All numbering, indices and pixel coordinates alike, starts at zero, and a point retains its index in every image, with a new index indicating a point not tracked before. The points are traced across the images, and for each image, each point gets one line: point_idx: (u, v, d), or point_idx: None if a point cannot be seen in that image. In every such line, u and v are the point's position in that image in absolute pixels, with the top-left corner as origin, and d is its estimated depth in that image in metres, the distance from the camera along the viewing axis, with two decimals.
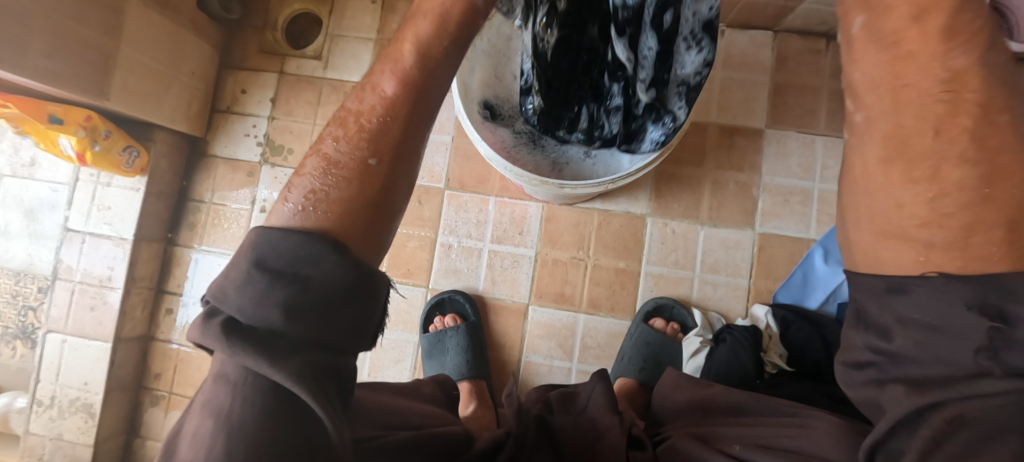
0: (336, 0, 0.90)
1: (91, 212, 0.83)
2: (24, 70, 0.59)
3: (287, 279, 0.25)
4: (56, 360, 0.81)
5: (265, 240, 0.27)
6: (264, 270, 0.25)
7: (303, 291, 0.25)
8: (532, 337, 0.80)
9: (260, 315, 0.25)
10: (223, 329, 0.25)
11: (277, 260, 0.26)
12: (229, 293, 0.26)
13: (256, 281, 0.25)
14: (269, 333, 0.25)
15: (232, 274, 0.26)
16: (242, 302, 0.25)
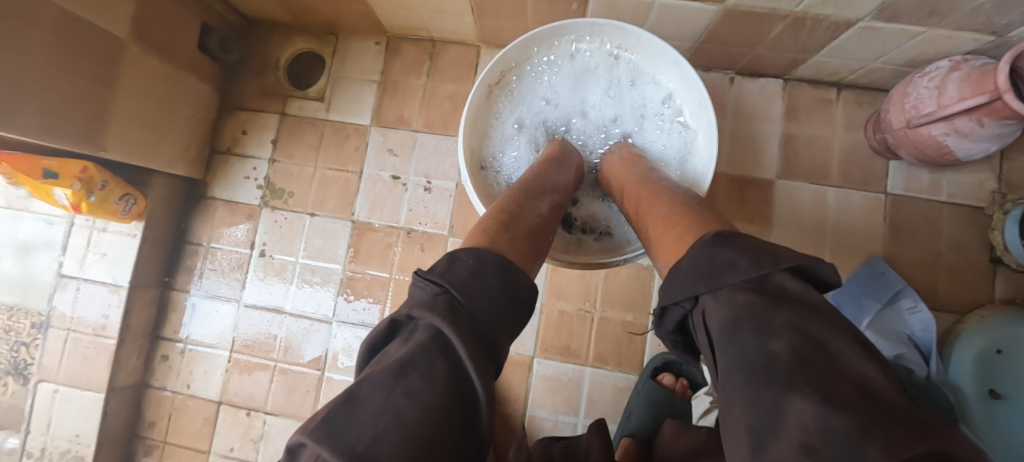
0: (339, 41, 0.89)
1: (86, 259, 0.81)
2: (17, 128, 0.57)
3: (499, 289, 0.35)
4: (47, 411, 0.79)
5: (480, 255, 0.37)
6: (482, 276, 0.35)
7: (504, 304, 0.35)
8: (536, 392, 0.78)
9: (478, 306, 0.33)
10: (451, 301, 0.31)
11: (493, 273, 0.36)
12: (456, 278, 0.34)
13: (476, 281, 0.34)
14: (478, 322, 0.32)
15: (456, 268, 0.35)
16: (463, 290, 0.33)
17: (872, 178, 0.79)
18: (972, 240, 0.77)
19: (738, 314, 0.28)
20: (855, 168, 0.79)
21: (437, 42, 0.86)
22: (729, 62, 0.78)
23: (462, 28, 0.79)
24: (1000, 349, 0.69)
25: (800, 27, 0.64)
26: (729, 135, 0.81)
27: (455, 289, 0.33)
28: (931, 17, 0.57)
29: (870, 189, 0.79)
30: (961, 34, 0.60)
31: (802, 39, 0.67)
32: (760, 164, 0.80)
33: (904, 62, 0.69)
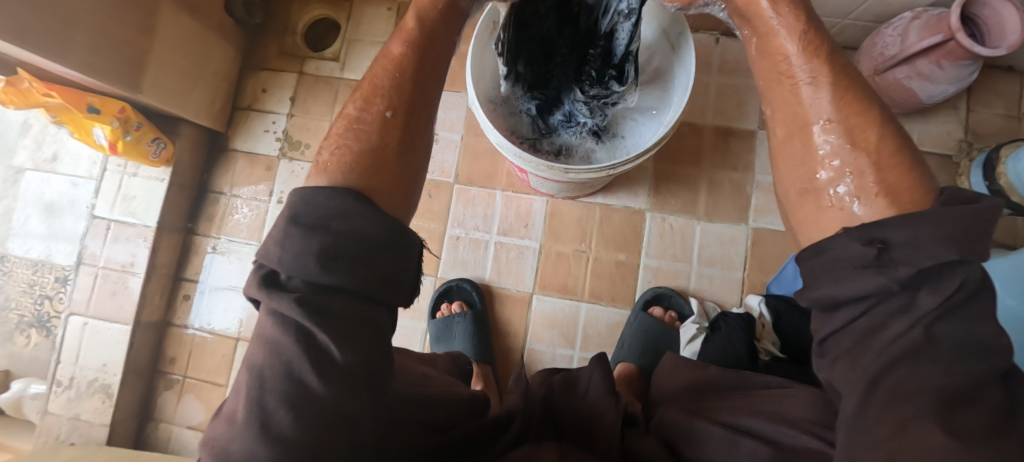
0: (353, 7, 0.95)
1: (117, 202, 0.87)
2: (68, 62, 0.63)
3: (321, 230, 0.28)
4: (77, 342, 0.85)
5: (301, 198, 0.30)
6: (300, 226, 0.28)
7: (339, 241, 0.28)
8: (535, 326, 0.83)
9: (297, 267, 0.27)
10: (266, 282, 0.28)
11: (315, 212, 0.29)
12: (269, 249, 0.29)
13: (293, 233, 0.28)
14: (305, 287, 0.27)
15: (273, 234, 0.29)
16: (278, 259, 0.28)
17: None
18: None
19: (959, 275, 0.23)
20: None
21: None
22: (715, 23, 0.85)
23: None
24: None
25: None
26: (715, 90, 0.87)
27: (271, 265, 0.28)
28: None
29: None
30: None
31: None
32: (744, 117, 0.86)
33: (873, 18, 0.76)
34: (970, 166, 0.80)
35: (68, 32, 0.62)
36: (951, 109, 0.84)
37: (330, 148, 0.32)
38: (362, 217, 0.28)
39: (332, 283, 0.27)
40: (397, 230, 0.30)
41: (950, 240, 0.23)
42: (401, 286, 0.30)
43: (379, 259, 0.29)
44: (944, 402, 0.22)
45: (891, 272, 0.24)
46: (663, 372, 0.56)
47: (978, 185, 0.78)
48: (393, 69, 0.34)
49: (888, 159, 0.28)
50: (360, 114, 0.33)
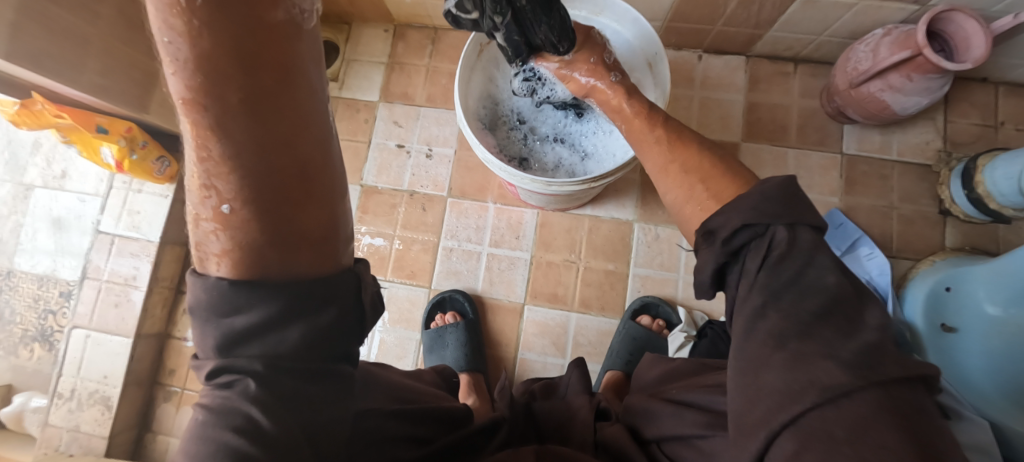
0: (352, 29, 1.00)
1: (122, 216, 0.90)
2: (79, 85, 0.67)
3: (218, 313, 0.25)
4: (79, 354, 0.87)
5: (193, 282, 0.25)
6: (202, 311, 0.25)
7: (240, 319, 0.25)
8: (527, 335, 0.84)
9: (211, 349, 0.26)
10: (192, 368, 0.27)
11: (208, 305, 0.25)
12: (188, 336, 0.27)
13: (198, 325, 0.26)
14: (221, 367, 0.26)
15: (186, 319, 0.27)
16: (197, 345, 0.27)
17: (828, 140, 0.88)
18: (922, 194, 0.86)
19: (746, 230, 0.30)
20: (813, 132, 0.88)
21: (440, 28, 0.97)
22: (696, 41, 0.88)
23: None
24: (949, 286, 0.75)
25: (749, 2, 0.74)
26: (698, 104, 0.90)
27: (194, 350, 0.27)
28: None
29: (827, 149, 0.88)
30: (887, 4, 0.70)
31: (755, 14, 0.77)
32: (727, 130, 0.89)
33: (847, 34, 0.79)
34: (950, 175, 0.82)
35: (80, 58, 0.66)
36: (928, 120, 0.86)
37: (210, 253, 0.25)
38: (257, 297, 0.25)
39: (246, 358, 0.26)
40: (315, 282, 0.27)
41: (751, 212, 0.30)
42: (339, 331, 0.29)
43: (291, 323, 0.26)
44: (777, 340, 0.26)
45: (715, 248, 0.31)
46: (641, 369, 0.59)
47: (958, 194, 0.81)
48: (210, 153, 0.21)
49: (719, 176, 0.35)
50: (209, 211, 0.23)
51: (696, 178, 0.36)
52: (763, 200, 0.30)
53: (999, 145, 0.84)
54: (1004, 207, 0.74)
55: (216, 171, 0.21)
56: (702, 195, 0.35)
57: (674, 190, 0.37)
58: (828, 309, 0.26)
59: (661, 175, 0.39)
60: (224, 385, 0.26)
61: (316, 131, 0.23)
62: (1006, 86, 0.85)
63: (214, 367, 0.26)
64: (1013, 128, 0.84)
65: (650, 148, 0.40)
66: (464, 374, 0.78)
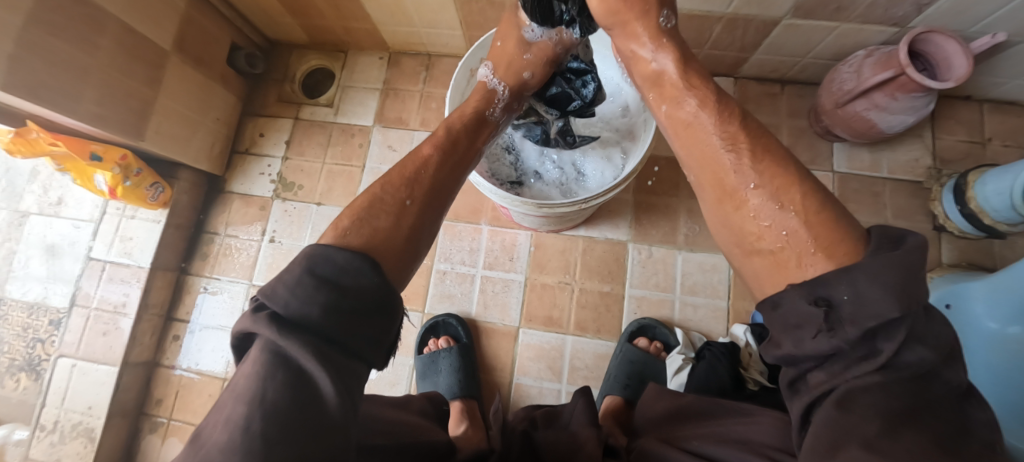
0: (348, 56, 1.02)
1: (114, 243, 0.90)
2: (76, 114, 0.68)
3: (330, 286, 0.32)
4: (64, 384, 0.85)
5: (312, 251, 0.34)
6: (314, 275, 0.32)
7: (342, 296, 0.32)
8: (522, 359, 0.83)
9: (302, 312, 0.31)
10: (269, 319, 0.31)
11: (328, 269, 0.33)
12: (277, 289, 0.32)
13: (296, 285, 0.31)
14: (306, 328, 0.31)
15: (284, 276, 0.32)
16: (281, 306, 0.31)
17: (819, 159, 0.89)
18: (915, 210, 0.86)
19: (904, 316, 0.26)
20: (804, 151, 0.89)
21: (433, 55, 1.00)
22: None
23: (454, 42, 0.93)
24: (948, 304, 0.73)
25: (733, 26, 0.76)
26: None
27: (276, 304, 0.32)
28: (837, 13, 0.70)
29: (819, 168, 0.88)
30: (867, 27, 0.72)
31: (739, 38, 0.80)
32: None
33: (830, 55, 0.81)
34: (941, 191, 0.83)
35: (77, 88, 0.67)
36: (916, 138, 0.87)
37: (352, 219, 0.38)
38: (367, 280, 0.33)
39: (326, 329, 0.31)
40: (390, 297, 0.35)
41: (898, 298, 0.26)
42: (380, 346, 0.34)
43: (368, 322, 0.33)
44: (884, 425, 0.25)
45: (840, 333, 0.27)
46: (646, 401, 0.59)
47: (951, 209, 0.81)
48: (421, 164, 0.43)
49: (815, 214, 0.33)
50: (388, 197, 0.40)
51: (802, 219, 0.33)
52: (887, 262, 0.27)
53: (988, 162, 0.84)
54: (997, 223, 0.74)
55: (408, 177, 0.42)
56: (808, 237, 0.32)
57: (750, 219, 0.36)
58: (933, 406, 0.26)
59: (726, 198, 0.37)
60: (297, 353, 0.30)
61: (452, 173, 0.45)
62: (991, 103, 0.87)
63: (295, 331, 0.30)
64: (1000, 144, 0.85)
65: (723, 159, 0.37)
66: (457, 401, 0.76)
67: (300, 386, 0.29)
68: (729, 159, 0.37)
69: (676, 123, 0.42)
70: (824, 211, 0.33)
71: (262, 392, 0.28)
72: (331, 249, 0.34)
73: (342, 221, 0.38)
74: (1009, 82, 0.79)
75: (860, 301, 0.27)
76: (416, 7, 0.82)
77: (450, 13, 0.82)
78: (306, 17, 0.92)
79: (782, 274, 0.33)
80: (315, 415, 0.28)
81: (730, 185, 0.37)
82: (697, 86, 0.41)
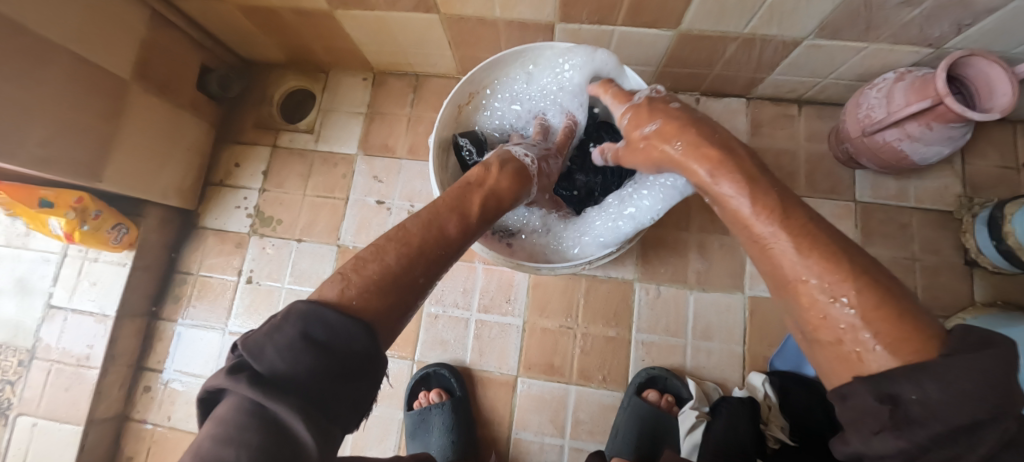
0: (329, 77, 0.95)
1: (76, 288, 0.83)
2: (18, 159, 0.61)
3: (322, 347, 0.30)
4: (24, 445, 0.78)
5: (306, 307, 0.32)
6: (307, 338, 0.30)
7: (330, 357, 0.30)
8: (521, 412, 0.76)
9: (286, 373, 0.29)
10: (250, 379, 0.29)
11: (323, 329, 0.31)
12: (263, 345, 0.30)
13: (286, 343, 0.30)
14: (288, 391, 0.29)
15: (272, 332, 0.30)
16: (263, 364, 0.29)
17: (840, 187, 0.82)
18: (944, 243, 0.79)
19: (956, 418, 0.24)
20: (823, 178, 0.83)
21: (421, 75, 0.92)
22: (693, 85, 0.84)
23: (443, 62, 0.86)
24: None
25: (750, 47, 0.69)
26: None
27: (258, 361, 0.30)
28: (867, 33, 0.62)
29: (839, 197, 0.82)
30: (899, 47, 0.65)
31: (755, 59, 0.72)
32: None
33: (855, 76, 0.74)
34: (973, 222, 0.76)
35: (18, 130, 0.60)
36: (946, 162, 0.81)
37: (358, 287, 0.34)
38: (362, 342, 0.32)
39: (309, 391, 0.29)
40: (378, 362, 0.33)
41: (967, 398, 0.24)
42: (361, 408, 0.33)
43: (353, 385, 0.31)
44: None
45: (908, 435, 0.25)
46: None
47: (985, 244, 0.74)
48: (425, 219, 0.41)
49: (877, 310, 0.30)
50: (397, 262, 0.37)
51: (879, 311, 0.30)
52: (966, 362, 0.25)
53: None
54: None
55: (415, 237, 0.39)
56: (885, 332, 0.29)
57: (820, 311, 0.33)
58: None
59: (792, 291, 0.35)
60: (277, 417, 0.28)
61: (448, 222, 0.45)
62: None
63: (278, 394, 0.28)
64: None
65: (788, 249, 0.35)
66: None
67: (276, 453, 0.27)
68: (788, 246, 0.35)
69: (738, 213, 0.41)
70: (889, 302, 0.30)
71: (235, 459, 0.27)
72: (329, 309, 0.32)
73: (347, 289, 0.34)
74: None
75: (928, 404, 0.25)
76: (400, 27, 0.75)
77: (437, 32, 0.75)
78: (282, 36, 0.84)
79: (853, 359, 0.31)
80: None
81: (794, 278, 0.35)
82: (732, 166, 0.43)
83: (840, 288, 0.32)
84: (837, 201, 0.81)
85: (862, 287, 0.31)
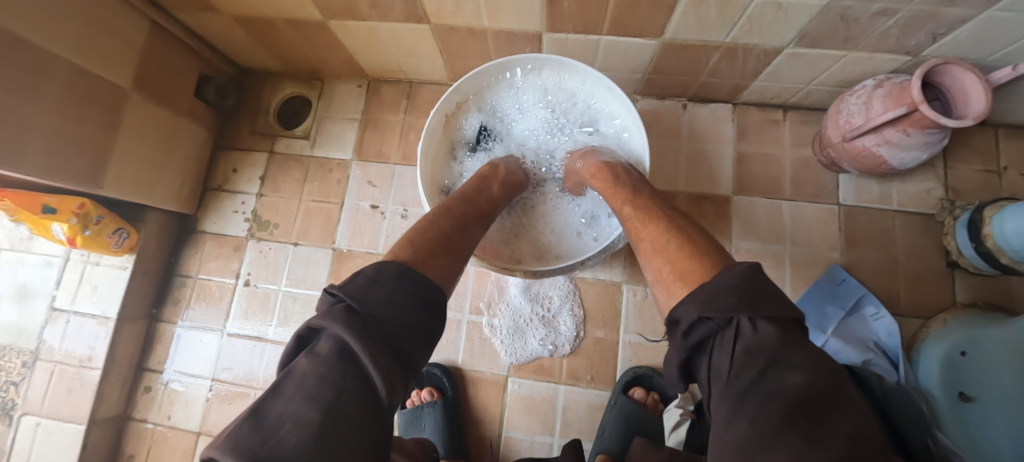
0: (324, 84, 0.97)
1: (78, 292, 0.85)
2: (23, 168, 0.63)
3: (400, 293, 0.38)
4: (28, 444, 0.80)
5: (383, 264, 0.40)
6: (389, 284, 0.38)
7: (402, 301, 0.37)
8: (512, 412, 0.78)
9: (371, 307, 0.36)
10: (346, 307, 0.35)
11: (398, 281, 0.39)
12: (357, 283, 0.37)
13: (372, 288, 0.37)
14: (374, 319, 0.35)
15: (362, 276, 0.38)
16: (356, 299, 0.36)
17: (824, 191, 0.84)
18: (927, 246, 0.81)
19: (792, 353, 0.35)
20: (808, 182, 0.84)
21: (414, 82, 0.94)
22: (679, 91, 0.86)
23: (435, 70, 0.88)
24: (964, 351, 0.70)
25: (733, 55, 0.71)
26: (686, 157, 0.87)
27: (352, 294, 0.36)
28: (846, 42, 0.64)
29: (823, 201, 0.83)
30: (877, 55, 0.67)
31: (739, 66, 0.74)
32: (717, 183, 0.85)
33: (836, 83, 0.76)
34: (954, 225, 0.78)
35: (23, 141, 0.62)
36: (928, 166, 0.82)
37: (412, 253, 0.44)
38: (427, 295, 0.40)
39: (383, 323, 0.35)
40: (436, 315, 0.40)
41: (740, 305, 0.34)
42: (424, 357, 0.39)
43: (419, 331, 0.38)
44: None
45: None
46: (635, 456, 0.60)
47: (965, 246, 0.76)
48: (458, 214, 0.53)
49: (712, 268, 0.40)
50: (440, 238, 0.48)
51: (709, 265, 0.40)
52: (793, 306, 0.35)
53: (1004, 193, 0.79)
54: (1016, 263, 0.69)
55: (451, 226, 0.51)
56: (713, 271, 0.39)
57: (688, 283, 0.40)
58: (818, 398, 0.29)
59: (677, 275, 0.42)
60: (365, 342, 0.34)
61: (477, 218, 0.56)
62: (1006, 129, 0.81)
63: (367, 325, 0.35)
64: (1016, 174, 0.80)
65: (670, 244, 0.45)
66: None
67: (358, 369, 0.33)
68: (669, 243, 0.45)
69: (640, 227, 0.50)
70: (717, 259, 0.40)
71: (331, 369, 0.33)
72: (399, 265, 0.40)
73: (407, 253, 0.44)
74: None
75: None
76: (391, 37, 0.76)
77: (428, 42, 0.77)
78: (278, 46, 0.86)
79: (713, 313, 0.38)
80: (372, 398, 0.32)
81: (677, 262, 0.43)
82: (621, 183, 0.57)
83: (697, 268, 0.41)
84: (821, 205, 0.83)
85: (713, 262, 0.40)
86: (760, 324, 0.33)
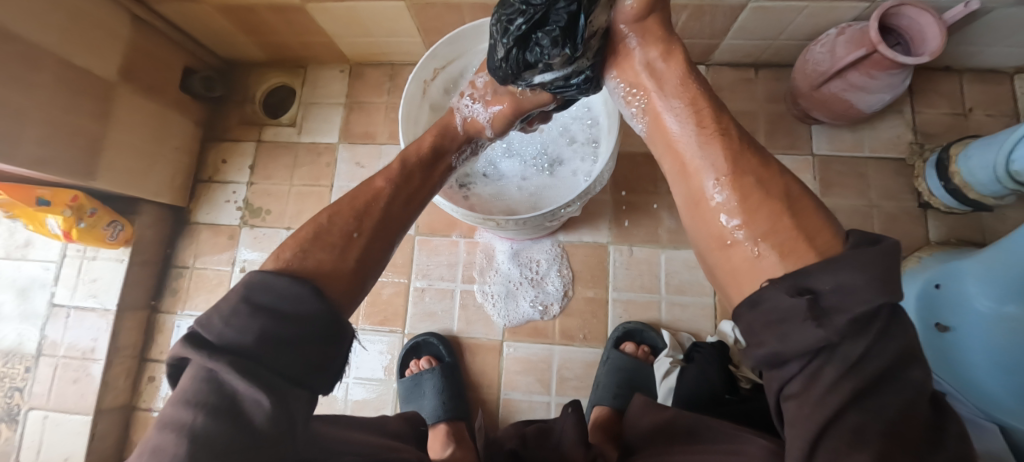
0: (308, 72, 0.99)
1: (78, 286, 0.87)
2: (16, 159, 0.64)
3: (269, 312, 0.29)
4: (37, 437, 0.82)
5: (247, 279, 0.31)
6: (251, 303, 0.29)
7: (281, 323, 0.29)
8: (509, 373, 0.80)
9: (233, 339, 0.28)
10: (199, 346, 0.28)
11: (268, 296, 0.30)
12: (211, 316, 0.29)
13: (231, 313, 0.29)
14: (236, 355, 0.28)
15: (222, 303, 0.30)
16: (216, 331, 0.29)
17: (799, 143, 0.86)
18: (901, 190, 0.83)
19: (882, 299, 0.23)
20: (784, 135, 0.87)
21: (397, 65, 0.96)
22: None
23: (416, 49, 0.90)
24: (939, 283, 0.71)
25: (700, 14, 0.73)
26: None
27: (211, 333, 0.29)
28: None
29: (799, 152, 0.86)
30: (839, 4, 0.69)
31: (708, 25, 0.76)
32: None
33: (803, 36, 0.78)
34: (924, 168, 0.80)
35: (16, 131, 0.63)
36: (897, 113, 0.85)
37: (291, 249, 0.35)
38: (309, 305, 0.30)
39: (256, 351, 0.28)
40: (338, 324, 0.32)
41: (878, 287, 0.23)
42: (328, 374, 0.31)
43: (312, 346, 0.30)
44: (861, 442, 0.22)
45: (829, 323, 0.23)
46: (634, 415, 0.57)
47: (935, 186, 0.78)
48: (376, 196, 0.41)
49: (796, 203, 0.30)
50: (336, 229, 0.37)
51: (784, 208, 0.29)
52: (872, 255, 0.24)
53: (971, 133, 0.82)
54: (984, 196, 0.71)
55: (359, 212, 0.39)
56: (789, 227, 0.28)
57: (720, 212, 0.32)
58: (902, 419, 0.22)
59: (696, 198, 0.34)
60: (223, 377, 0.27)
61: (409, 207, 0.44)
62: (970, 73, 0.84)
63: (227, 354, 0.27)
64: (982, 114, 0.83)
65: (707, 146, 0.34)
66: (442, 424, 0.74)
67: (230, 412, 0.26)
68: (707, 143, 0.34)
69: (663, 131, 0.38)
70: (794, 194, 0.30)
71: (193, 420, 0.26)
72: (271, 276, 0.31)
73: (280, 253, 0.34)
74: (988, 49, 0.77)
75: (846, 290, 0.23)
76: (372, 17, 0.78)
77: (406, 21, 0.79)
78: (260, 35, 0.88)
79: (757, 256, 0.29)
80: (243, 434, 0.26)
81: (706, 176, 0.34)
82: (688, 74, 0.39)
83: (756, 185, 0.31)
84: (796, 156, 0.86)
85: (784, 187, 0.31)
86: (844, 276, 0.24)
